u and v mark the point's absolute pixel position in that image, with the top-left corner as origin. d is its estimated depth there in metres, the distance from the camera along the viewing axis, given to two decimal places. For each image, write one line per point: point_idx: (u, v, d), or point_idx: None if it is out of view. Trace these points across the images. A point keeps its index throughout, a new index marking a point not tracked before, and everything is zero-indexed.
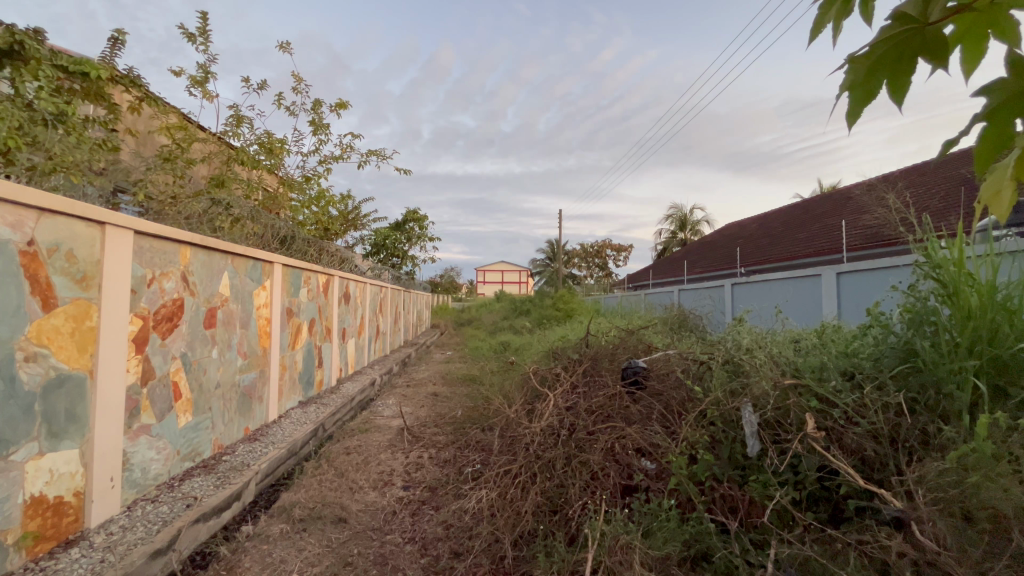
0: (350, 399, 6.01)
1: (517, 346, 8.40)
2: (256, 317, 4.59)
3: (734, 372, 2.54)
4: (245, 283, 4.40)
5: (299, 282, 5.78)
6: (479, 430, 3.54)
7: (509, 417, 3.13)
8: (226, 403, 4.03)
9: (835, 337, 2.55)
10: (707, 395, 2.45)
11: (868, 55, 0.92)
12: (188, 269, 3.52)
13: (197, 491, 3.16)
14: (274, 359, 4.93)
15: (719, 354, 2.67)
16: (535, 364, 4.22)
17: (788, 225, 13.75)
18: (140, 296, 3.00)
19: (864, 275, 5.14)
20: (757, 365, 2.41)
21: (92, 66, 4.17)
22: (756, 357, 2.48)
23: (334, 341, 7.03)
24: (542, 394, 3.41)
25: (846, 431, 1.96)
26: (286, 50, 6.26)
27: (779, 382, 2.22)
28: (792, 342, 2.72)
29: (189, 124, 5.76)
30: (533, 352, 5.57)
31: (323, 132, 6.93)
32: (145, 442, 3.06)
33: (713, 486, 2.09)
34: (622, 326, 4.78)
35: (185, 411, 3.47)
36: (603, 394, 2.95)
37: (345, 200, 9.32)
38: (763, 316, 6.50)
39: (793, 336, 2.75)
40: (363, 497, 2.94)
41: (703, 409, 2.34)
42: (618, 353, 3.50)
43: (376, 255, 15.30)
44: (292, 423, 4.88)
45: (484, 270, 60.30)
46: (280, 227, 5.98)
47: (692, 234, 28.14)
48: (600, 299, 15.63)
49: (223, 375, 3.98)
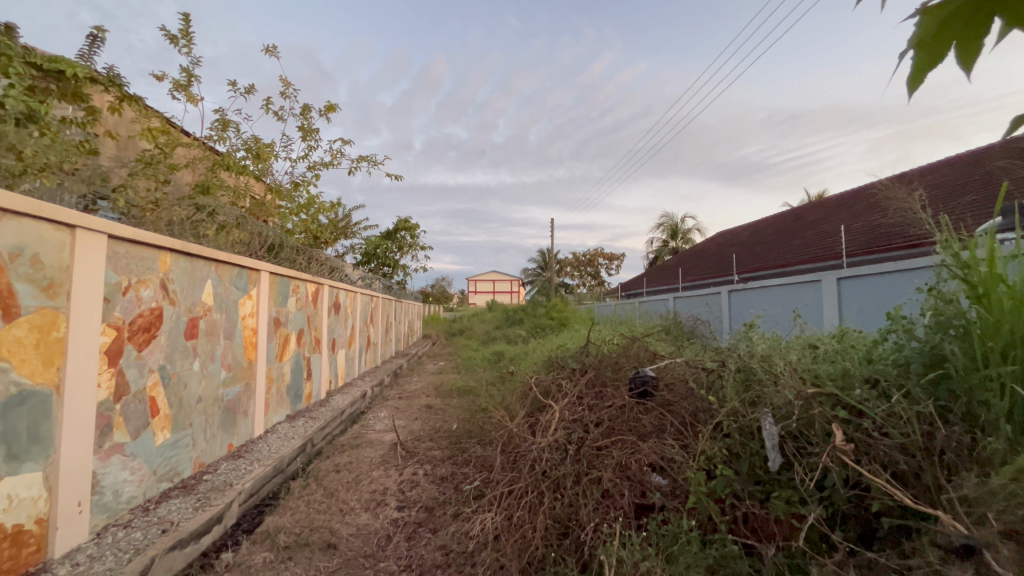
0: (340, 412, 5.78)
1: (512, 356, 8.21)
2: (241, 327, 4.39)
3: (749, 380, 2.40)
4: (230, 291, 4.19)
5: (287, 290, 5.58)
6: (476, 445, 3.37)
7: (510, 432, 2.96)
8: (207, 419, 3.81)
9: (854, 342, 2.42)
10: (722, 406, 2.31)
11: (942, 7, 0.82)
12: (168, 276, 3.31)
13: (174, 515, 2.95)
14: (260, 371, 4.71)
15: (731, 362, 2.53)
16: (534, 374, 4.07)
17: (780, 233, 13.75)
18: (114, 305, 2.80)
19: (862, 280, 5.12)
20: (775, 373, 2.28)
21: (69, 64, 3.97)
22: (774, 365, 2.33)
23: (323, 352, 6.81)
24: (544, 406, 3.25)
25: (877, 443, 1.84)
26: (273, 53, 6.08)
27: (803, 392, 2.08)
28: (806, 348, 2.59)
29: (172, 128, 5.56)
30: (529, 363, 5.38)
31: (312, 137, 6.76)
32: (118, 462, 2.85)
33: (734, 503, 1.96)
34: (622, 334, 4.62)
35: (163, 427, 3.26)
36: (609, 406, 2.80)
37: (335, 208, 9.15)
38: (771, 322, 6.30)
39: (806, 342, 2.63)
40: (354, 520, 2.73)
41: (718, 420, 2.21)
42: (622, 362, 3.38)
43: (368, 264, 15.04)
44: (279, 438, 4.66)
45: (475, 279, 60.14)
46: (267, 235, 5.82)
47: (683, 242, 28.29)
48: (593, 308, 15.49)
49: (206, 389, 3.76)
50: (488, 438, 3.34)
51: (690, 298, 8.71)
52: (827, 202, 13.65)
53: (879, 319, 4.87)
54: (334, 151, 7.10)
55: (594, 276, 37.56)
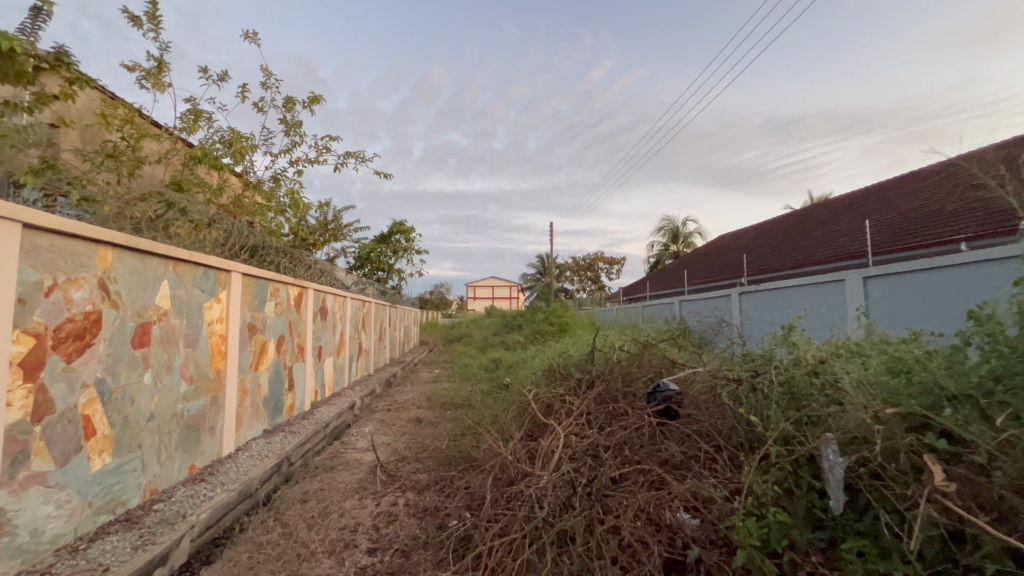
0: (324, 425, 5.33)
1: (511, 364, 7.77)
2: (207, 334, 3.93)
3: (803, 400, 2.04)
4: (193, 294, 3.73)
5: (265, 294, 5.13)
6: (465, 470, 2.95)
7: (505, 460, 2.52)
8: (163, 438, 3.35)
9: (911, 351, 2.00)
10: (768, 431, 1.97)
11: None
12: (110, 275, 2.87)
13: (109, 557, 2.49)
14: (230, 383, 4.24)
15: (773, 372, 2.23)
16: (533, 385, 3.66)
17: (788, 235, 13.31)
18: (33, 307, 2.36)
19: (892, 277, 4.85)
20: (839, 390, 1.91)
21: (6, 36, 3.35)
22: (840, 383, 1.93)
23: (307, 360, 6.35)
24: (545, 427, 2.85)
25: (988, 483, 1.46)
26: (251, 40, 5.68)
27: (882, 412, 1.68)
28: (858, 361, 2.16)
29: (140, 118, 5.14)
30: (528, 373, 4.93)
31: (296, 131, 6.34)
32: (38, 495, 2.39)
33: (795, 559, 1.60)
34: (632, 340, 4.15)
35: (102, 451, 2.80)
36: (628, 429, 2.48)
37: (324, 208, 8.74)
38: (813, 324, 5.73)
39: (862, 354, 2.21)
40: (316, 568, 2.26)
41: (765, 448, 1.84)
42: (635, 372, 3.10)
43: (361, 268, 14.60)
44: (250, 457, 4.20)
45: (474, 286, 59.81)
46: (245, 235, 5.40)
47: (684, 246, 27.96)
48: (594, 313, 15.05)
49: (160, 405, 3.31)
50: (478, 462, 2.90)
51: (697, 301, 8.28)
52: (837, 202, 13.21)
53: (957, 319, 4.22)
54: (318, 146, 6.68)
55: (594, 281, 37.13)
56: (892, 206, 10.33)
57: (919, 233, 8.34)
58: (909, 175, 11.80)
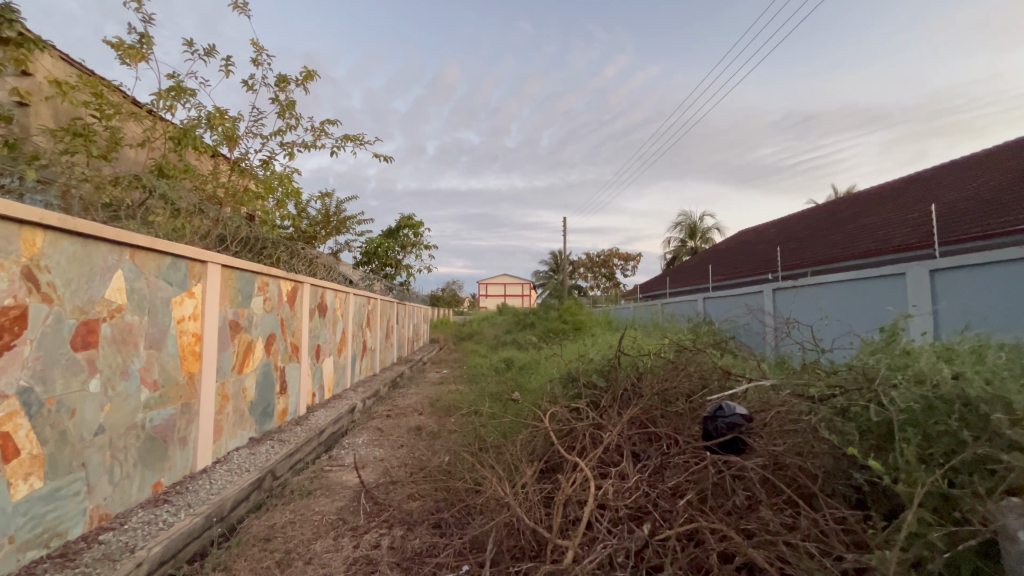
0: (319, 432, 4.87)
1: (523, 366, 7.23)
2: (177, 333, 3.46)
3: (934, 439, 2.00)
4: (157, 286, 3.26)
5: (253, 289, 4.67)
6: (461, 513, 2.53)
7: (511, 517, 2.13)
8: (118, 454, 2.89)
9: None
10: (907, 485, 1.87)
11: None
12: (39, 264, 2.39)
13: None
14: (206, 389, 3.76)
15: (896, 406, 2.12)
16: (550, 400, 3.21)
17: (817, 228, 12.55)
18: None
19: (967, 272, 4.24)
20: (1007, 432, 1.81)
21: None
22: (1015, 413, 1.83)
23: (304, 361, 5.90)
24: (561, 467, 2.53)
25: None
26: (239, 10, 5.21)
27: None
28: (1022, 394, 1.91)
29: (115, 95, 4.69)
30: (542, 381, 4.36)
31: (290, 112, 5.84)
32: None
33: None
34: (668, 343, 3.55)
35: (30, 474, 2.32)
36: (687, 477, 2.26)
37: (325, 200, 8.28)
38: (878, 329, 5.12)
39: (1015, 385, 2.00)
40: None
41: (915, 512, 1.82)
42: (677, 384, 2.87)
43: (368, 263, 14.18)
44: (227, 471, 3.72)
45: (486, 283, 59.51)
46: (235, 226, 4.97)
47: (703, 242, 27.10)
48: (610, 311, 14.40)
49: (111, 416, 2.83)
50: (471, 506, 2.50)
51: (723, 299, 7.70)
52: (872, 193, 12.33)
53: None
54: (315, 130, 6.18)
55: (608, 278, 36.42)
56: (937, 195, 9.58)
57: (974, 225, 7.64)
58: (954, 160, 10.95)
